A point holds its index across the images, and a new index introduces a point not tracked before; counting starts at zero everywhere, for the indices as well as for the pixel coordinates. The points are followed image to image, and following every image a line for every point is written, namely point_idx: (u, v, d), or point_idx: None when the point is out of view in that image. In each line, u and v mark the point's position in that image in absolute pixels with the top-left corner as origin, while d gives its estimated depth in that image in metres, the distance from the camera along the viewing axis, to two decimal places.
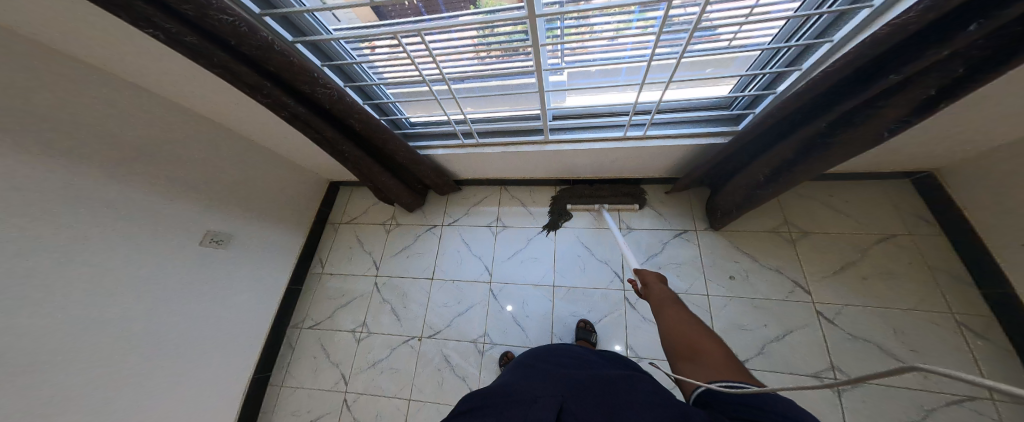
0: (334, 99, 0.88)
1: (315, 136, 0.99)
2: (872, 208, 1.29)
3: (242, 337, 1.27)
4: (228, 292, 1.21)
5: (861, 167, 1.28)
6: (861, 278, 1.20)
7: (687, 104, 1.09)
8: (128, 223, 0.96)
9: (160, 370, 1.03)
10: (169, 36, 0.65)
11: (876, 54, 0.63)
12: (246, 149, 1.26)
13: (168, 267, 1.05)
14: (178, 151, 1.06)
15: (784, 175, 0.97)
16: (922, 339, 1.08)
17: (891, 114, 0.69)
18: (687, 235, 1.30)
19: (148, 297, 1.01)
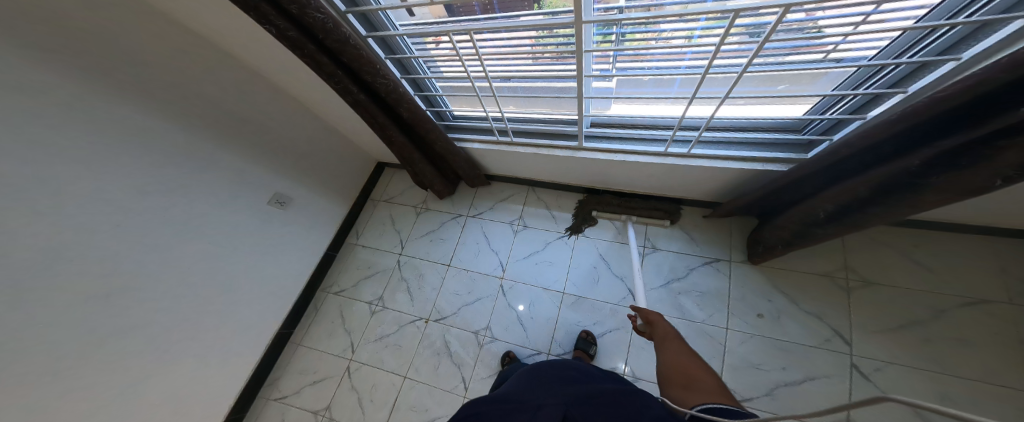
0: (390, 89, 0.91)
1: (370, 121, 1.03)
2: (964, 267, 1.08)
3: (285, 289, 1.38)
4: (294, 242, 1.39)
5: (962, 217, 1.06)
6: (922, 340, 1.03)
7: (750, 123, 0.95)
8: (206, 170, 1.11)
9: (221, 299, 1.18)
10: (277, 31, 0.74)
11: (1011, 79, 0.50)
12: (305, 118, 1.37)
13: (242, 213, 1.22)
14: (247, 112, 1.19)
15: (852, 216, 0.83)
16: (980, 417, 0.91)
17: (1012, 159, 0.54)
18: (719, 264, 1.21)
19: (223, 237, 1.17)
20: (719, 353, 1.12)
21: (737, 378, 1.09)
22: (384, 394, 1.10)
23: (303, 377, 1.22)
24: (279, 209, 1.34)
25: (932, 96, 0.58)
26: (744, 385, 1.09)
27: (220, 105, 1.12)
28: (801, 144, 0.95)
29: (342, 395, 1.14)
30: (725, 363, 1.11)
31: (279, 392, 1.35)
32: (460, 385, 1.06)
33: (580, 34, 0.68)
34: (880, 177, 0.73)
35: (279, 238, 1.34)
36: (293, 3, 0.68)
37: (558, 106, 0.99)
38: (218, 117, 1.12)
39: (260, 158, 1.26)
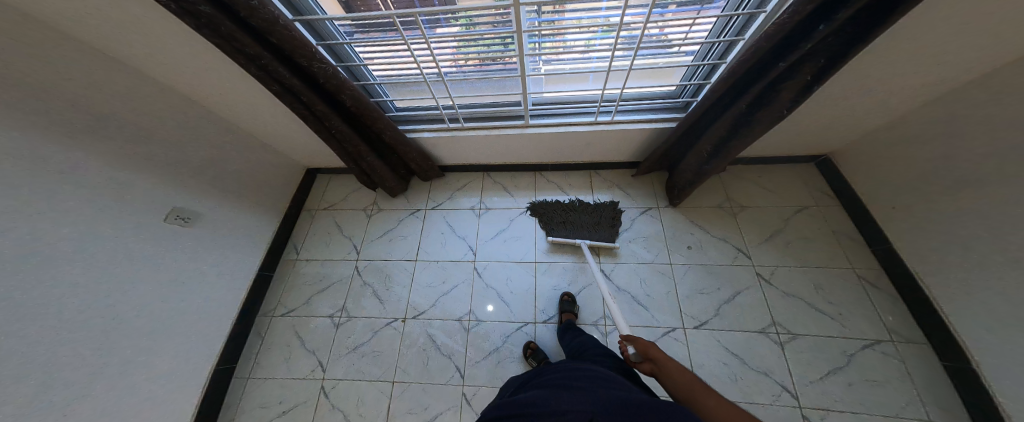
0: (330, 75, 0.89)
1: (303, 112, 0.97)
2: (790, 186, 1.58)
3: (196, 347, 1.09)
4: (201, 281, 1.11)
5: (780, 150, 1.56)
6: (787, 242, 1.42)
7: (646, 94, 1.25)
8: (69, 209, 0.82)
9: (94, 391, 0.84)
10: (182, 5, 0.65)
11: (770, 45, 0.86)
12: (216, 125, 1.17)
13: (125, 261, 0.93)
14: (134, 125, 0.96)
15: (721, 152, 1.19)
16: (838, 294, 1.28)
17: (787, 96, 0.94)
18: (651, 212, 1.46)
19: (95, 301, 0.86)
20: (671, 284, 1.33)
21: (690, 304, 1.29)
22: (374, 405, 0.94)
23: (267, 410, 0.97)
24: (184, 227, 1.08)
25: (739, 60, 0.94)
26: (698, 310, 1.28)
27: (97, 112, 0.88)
28: (680, 107, 1.30)
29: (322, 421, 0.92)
30: (680, 294, 1.30)
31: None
32: (456, 375, 0.98)
33: (518, 18, 0.81)
34: (728, 122, 1.11)
35: (176, 285, 1.04)
36: None
37: (503, 89, 1.12)
38: (94, 128, 0.88)
39: (165, 176, 1.04)
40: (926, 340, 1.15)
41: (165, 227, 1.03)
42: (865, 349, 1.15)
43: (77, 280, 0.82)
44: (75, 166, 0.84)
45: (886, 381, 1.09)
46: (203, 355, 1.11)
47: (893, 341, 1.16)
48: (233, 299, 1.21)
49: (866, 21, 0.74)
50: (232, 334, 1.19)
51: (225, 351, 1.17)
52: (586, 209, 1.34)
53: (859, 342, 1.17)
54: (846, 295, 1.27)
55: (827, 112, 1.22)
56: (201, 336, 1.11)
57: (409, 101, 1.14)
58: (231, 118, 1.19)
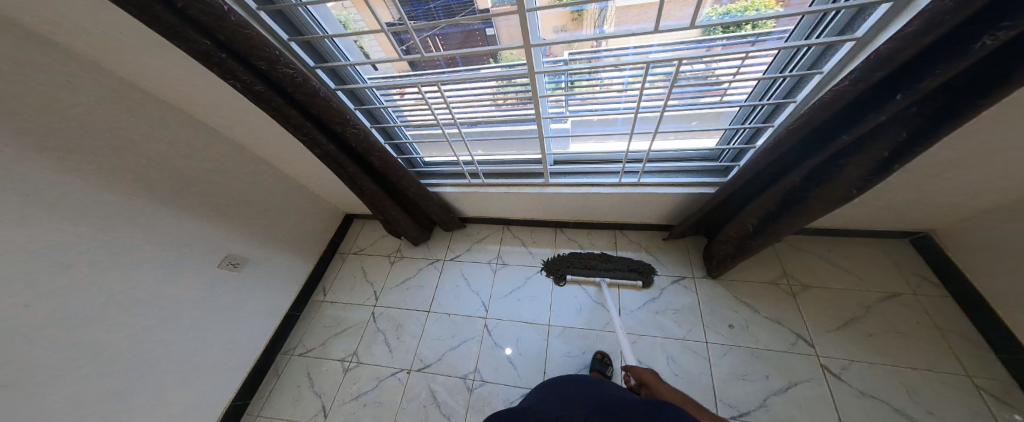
0: (361, 138, 0.98)
1: (338, 171, 1.08)
2: (871, 266, 1.31)
3: (222, 370, 1.19)
4: (239, 305, 1.26)
5: (851, 225, 1.33)
6: (868, 335, 1.16)
7: (677, 155, 1.19)
8: (148, 238, 1.02)
9: (130, 401, 0.97)
10: (244, 86, 0.78)
11: (826, 116, 0.75)
12: (274, 177, 1.38)
13: (182, 288, 1.10)
14: (213, 179, 1.18)
15: (771, 227, 1.05)
16: (940, 402, 1.01)
17: (854, 172, 0.80)
18: (685, 282, 1.32)
19: (149, 317, 1.02)
20: (705, 369, 1.15)
21: (728, 392, 1.10)
22: None
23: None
24: (232, 272, 1.24)
25: (788, 130, 0.82)
26: (739, 398, 1.09)
27: (183, 162, 1.09)
28: (721, 170, 1.19)
29: None
30: (715, 379, 1.12)
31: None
32: None
33: (534, 83, 0.88)
34: (778, 195, 0.97)
35: (221, 306, 1.20)
36: (262, 60, 0.73)
37: (523, 148, 1.16)
38: (175, 182, 1.08)
39: (222, 212, 1.22)
40: None
41: (220, 273, 1.21)
42: None
43: (137, 298, 0.99)
44: (152, 203, 1.03)
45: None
46: (228, 376, 1.21)
47: None
48: (266, 324, 1.34)
49: (964, 88, 0.59)
50: (254, 368, 1.29)
51: (244, 386, 1.25)
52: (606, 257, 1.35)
53: None
54: (951, 408, 1.00)
55: (908, 183, 1.01)
56: (237, 353, 1.25)
57: (436, 158, 1.24)
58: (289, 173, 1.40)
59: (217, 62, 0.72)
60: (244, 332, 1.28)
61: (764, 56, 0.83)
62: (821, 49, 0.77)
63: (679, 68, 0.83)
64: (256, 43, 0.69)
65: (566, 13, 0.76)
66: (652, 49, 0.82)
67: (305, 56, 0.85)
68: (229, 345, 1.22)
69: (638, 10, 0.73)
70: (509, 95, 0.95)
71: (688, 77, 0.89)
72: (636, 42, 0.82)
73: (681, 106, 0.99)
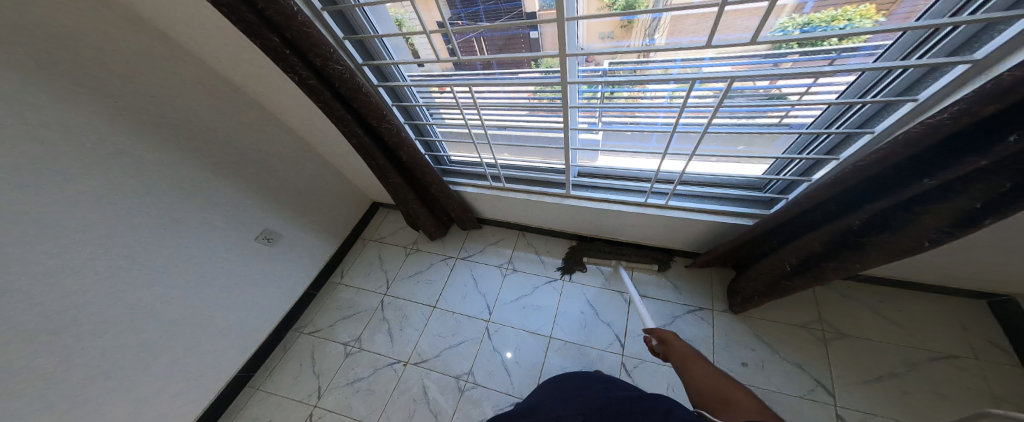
0: (394, 134, 0.96)
1: (370, 162, 1.07)
2: (930, 322, 1.14)
3: (243, 334, 1.26)
4: (272, 273, 1.33)
5: (914, 276, 1.16)
6: (902, 392, 1.04)
7: (717, 179, 1.07)
8: (183, 197, 1.06)
9: (164, 351, 1.05)
10: (299, 77, 0.78)
11: (909, 155, 0.61)
12: (308, 155, 1.40)
13: (216, 251, 1.15)
14: (246, 142, 1.19)
15: (815, 269, 0.92)
16: None
17: (932, 222, 0.67)
18: (702, 313, 1.23)
19: (183, 275, 1.07)
20: None
21: None
22: None
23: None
24: (266, 246, 1.31)
25: (857, 165, 0.69)
26: None
27: (220, 134, 1.13)
28: (763, 202, 1.05)
29: None
30: None
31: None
32: None
33: (563, 95, 0.79)
34: (829, 236, 0.84)
35: (256, 269, 1.28)
36: (317, 55, 0.72)
37: (546, 158, 1.12)
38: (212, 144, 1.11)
39: (254, 187, 1.26)
40: None
41: (255, 244, 1.27)
42: None
43: (172, 257, 1.04)
44: (190, 161, 1.06)
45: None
46: (246, 342, 1.27)
47: None
48: (286, 298, 1.39)
49: None
50: (265, 343, 1.34)
51: (251, 359, 1.30)
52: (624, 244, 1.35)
53: None
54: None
55: (1001, 239, 0.85)
56: (258, 320, 1.30)
57: (463, 157, 1.20)
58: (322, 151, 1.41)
59: (277, 53, 0.72)
60: (267, 301, 1.33)
61: (842, 77, 0.69)
62: (919, 72, 0.62)
63: (731, 87, 0.69)
64: (315, 41, 0.69)
65: (616, 20, 0.66)
66: (700, 65, 0.72)
67: (356, 55, 0.84)
68: (251, 316, 1.28)
69: (695, 20, 0.61)
70: (544, 102, 0.87)
71: (745, 94, 0.77)
72: (684, 54, 0.72)
73: (730, 125, 0.87)
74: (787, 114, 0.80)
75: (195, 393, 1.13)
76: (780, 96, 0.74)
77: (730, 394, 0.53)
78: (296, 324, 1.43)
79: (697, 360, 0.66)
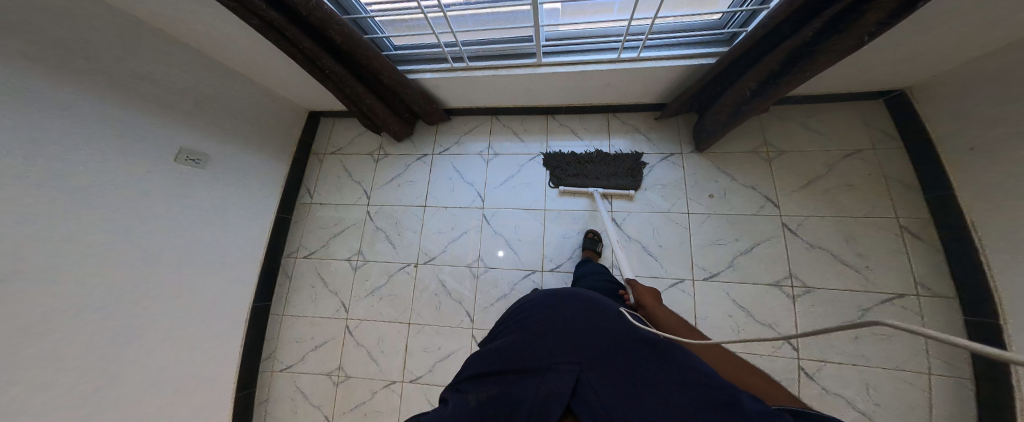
0: (309, 5, 0.78)
1: (291, 50, 0.88)
2: (844, 127, 1.33)
3: (225, 297, 1.17)
4: (226, 214, 1.17)
5: (842, 86, 1.28)
6: (826, 190, 1.26)
7: (681, 26, 1.08)
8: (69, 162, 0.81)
9: (134, 339, 0.93)
10: None
11: None
12: (198, 61, 1.07)
13: (153, 214, 0.97)
14: (111, 57, 0.88)
15: (770, 88, 0.99)
16: (871, 245, 1.18)
17: (874, 17, 0.73)
18: (674, 158, 1.33)
19: (122, 255, 0.90)
20: (686, 235, 1.24)
21: (705, 255, 1.22)
22: (395, 342, 1.06)
23: (301, 345, 1.13)
24: (194, 167, 1.08)
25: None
26: (712, 261, 1.22)
27: (79, 55, 0.82)
28: (725, 40, 1.09)
29: (349, 354, 1.08)
30: (693, 243, 1.23)
31: (283, 364, 1.14)
32: (466, 318, 1.05)
33: None
34: (785, 53, 0.90)
35: (204, 222, 1.10)
36: None
37: (510, 22, 0.98)
38: (71, 70, 0.81)
39: (165, 118, 1.00)
40: (954, 294, 1.08)
41: (178, 169, 1.04)
42: (882, 303, 1.12)
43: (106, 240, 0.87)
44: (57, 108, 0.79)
45: (895, 334, 1.06)
46: (235, 299, 1.19)
47: (917, 295, 1.10)
48: (256, 242, 1.27)
49: None
50: (262, 279, 1.28)
51: (259, 292, 1.27)
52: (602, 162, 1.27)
53: (881, 297, 1.13)
54: (875, 243, 1.18)
55: (923, 36, 0.93)
56: (232, 273, 1.19)
57: (408, 38, 1.03)
58: (208, 51, 1.06)
59: None
60: (232, 250, 1.19)
61: None
62: None
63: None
64: None
65: None
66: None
67: None
68: (220, 270, 1.15)
69: None
70: None
71: None
72: None
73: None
74: None
75: (207, 355, 1.11)
76: None
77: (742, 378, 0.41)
78: (285, 251, 1.36)
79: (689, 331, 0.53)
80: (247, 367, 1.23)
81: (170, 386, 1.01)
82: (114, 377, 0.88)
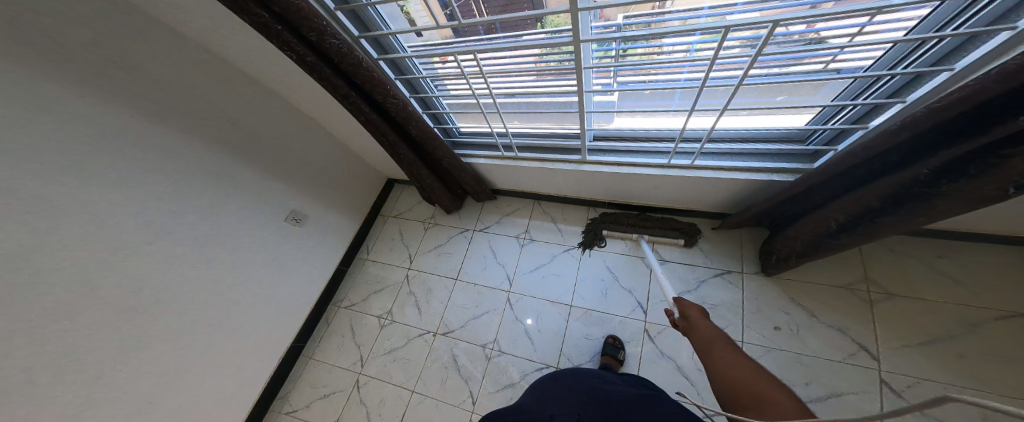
0: (401, 108, 0.92)
1: (381, 139, 1.04)
2: (989, 279, 1.02)
3: (280, 328, 1.33)
4: (304, 248, 1.39)
5: (978, 224, 1.01)
6: (958, 356, 0.95)
7: (749, 134, 0.97)
8: (200, 208, 1.07)
9: (211, 343, 1.13)
10: (300, 58, 0.77)
11: (1005, 91, 0.51)
12: (309, 129, 1.35)
13: (245, 253, 1.20)
14: (250, 126, 1.18)
15: (864, 227, 0.84)
16: None
17: (1022, 166, 0.56)
18: (731, 276, 1.18)
19: (214, 284, 1.12)
20: None
21: None
22: (392, 409, 1.12)
23: (314, 391, 1.29)
24: (296, 227, 1.35)
25: (930, 108, 0.59)
26: None
27: (230, 121, 1.13)
28: (808, 155, 0.95)
29: (351, 409, 1.18)
30: None
31: (290, 407, 1.31)
32: (468, 399, 1.06)
33: (580, 53, 0.72)
34: (890, 187, 0.74)
35: (287, 258, 1.33)
36: (311, 31, 0.71)
37: (561, 122, 1.04)
38: (223, 132, 1.12)
39: (272, 173, 1.27)
40: None
41: (284, 226, 1.31)
42: None
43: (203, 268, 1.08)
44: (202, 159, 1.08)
45: None
46: (283, 332, 1.34)
47: None
48: (317, 282, 1.44)
49: None
50: (309, 317, 1.43)
51: (301, 332, 1.40)
52: (648, 216, 1.26)
53: None
54: None
55: None
56: (292, 305, 1.36)
57: (472, 127, 1.15)
58: (319, 121, 1.34)
59: (273, 32, 0.71)
60: (300, 281, 1.38)
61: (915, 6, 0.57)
62: None
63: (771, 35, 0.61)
64: (307, 14, 0.67)
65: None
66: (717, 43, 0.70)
67: (372, 51, 0.86)
68: (285, 293, 1.33)
69: None
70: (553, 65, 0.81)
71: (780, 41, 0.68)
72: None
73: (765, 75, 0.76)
74: (834, 59, 0.69)
75: (252, 376, 1.25)
76: (810, 59, 0.70)
77: (763, 390, 0.47)
78: (332, 300, 1.49)
79: (725, 346, 0.59)
80: (265, 395, 1.31)
81: (218, 400, 1.16)
82: (187, 377, 1.08)
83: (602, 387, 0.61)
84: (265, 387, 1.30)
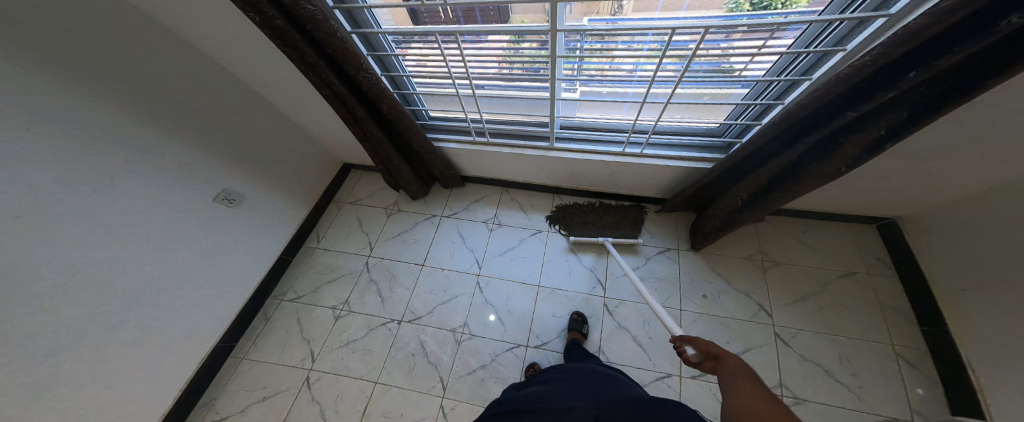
0: (372, 84, 0.88)
1: (346, 115, 0.98)
2: (838, 248, 1.38)
3: (195, 337, 1.09)
4: (235, 240, 1.17)
5: (833, 207, 1.37)
6: (820, 308, 1.26)
7: (683, 128, 1.16)
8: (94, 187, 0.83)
9: (95, 367, 0.86)
10: (263, 18, 0.69)
11: (839, 92, 0.73)
12: (252, 101, 1.17)
13: (161, 244, 0.97)
14: (177, 95, 0.98)
15: (760, 202, 1.06)
16: (864, 363, 1.15)
17: (850, 150, 0.79)
18: (670, 253, 1.38)
19: (108, 284, 0.87)
20: None
21: None
22: (352, 403, 1.01)
23: (250, 394, 1.10)
24: (229, 207, 1.15)
25: (798, 104, 0.81)
26: None
27: (154, 83, 0.92)
28: (722, 147, 1.18)
29: (301, 409, 1.03)
30: None
31: (217, 415, 1.09)
32: (437, 385, 1.01)
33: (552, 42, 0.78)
34: (774, 168, 0.97)
35: (210, 254, 1.10)
36: None
37: (532, 109, 1.08)
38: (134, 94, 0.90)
39: (200, 150, 1.06)
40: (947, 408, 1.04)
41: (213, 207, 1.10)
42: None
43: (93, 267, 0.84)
44: (103, 128, 0.84)
45: None
46: (197, 342, 1.09)
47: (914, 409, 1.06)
48: (251, 278, 1.24)
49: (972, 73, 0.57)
50: (239, 316, 1.21)
51: (226, 336, 1.18)
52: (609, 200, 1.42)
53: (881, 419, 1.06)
54: (867, 364, 1.14)
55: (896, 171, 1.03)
56: (212, 310, 1.13)
57: (443, 111, 1.14)
58: (263, 94, 1.18)
59: None
60: (226, 279, 1.16)
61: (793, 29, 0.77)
62: (852, 24, 0.72)
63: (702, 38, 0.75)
64: None
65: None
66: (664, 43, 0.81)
67: (344, 24, 0.82)
68: (205, 296, 1.09)
69: None
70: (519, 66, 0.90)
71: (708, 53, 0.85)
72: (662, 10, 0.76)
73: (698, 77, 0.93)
74: (745, 66, 0.89)
75: (152, 400, 0.99)
76: (729, 71, 0.90)
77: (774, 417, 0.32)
78: (274, 293, 1.31)
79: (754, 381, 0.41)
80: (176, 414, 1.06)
81: None
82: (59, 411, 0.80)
83: (618, 392, 0.55)
84: (175, 406, 1.05)
